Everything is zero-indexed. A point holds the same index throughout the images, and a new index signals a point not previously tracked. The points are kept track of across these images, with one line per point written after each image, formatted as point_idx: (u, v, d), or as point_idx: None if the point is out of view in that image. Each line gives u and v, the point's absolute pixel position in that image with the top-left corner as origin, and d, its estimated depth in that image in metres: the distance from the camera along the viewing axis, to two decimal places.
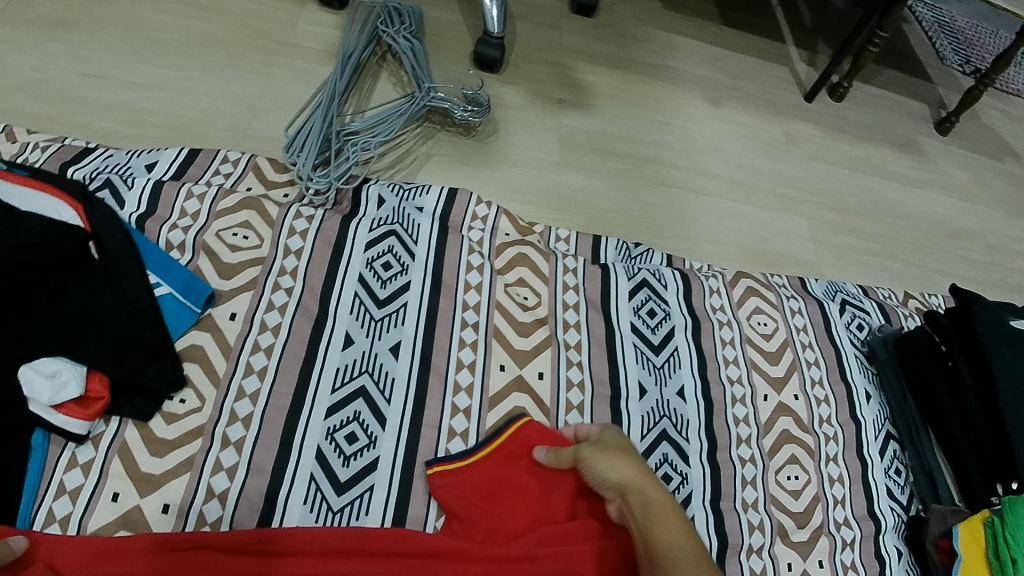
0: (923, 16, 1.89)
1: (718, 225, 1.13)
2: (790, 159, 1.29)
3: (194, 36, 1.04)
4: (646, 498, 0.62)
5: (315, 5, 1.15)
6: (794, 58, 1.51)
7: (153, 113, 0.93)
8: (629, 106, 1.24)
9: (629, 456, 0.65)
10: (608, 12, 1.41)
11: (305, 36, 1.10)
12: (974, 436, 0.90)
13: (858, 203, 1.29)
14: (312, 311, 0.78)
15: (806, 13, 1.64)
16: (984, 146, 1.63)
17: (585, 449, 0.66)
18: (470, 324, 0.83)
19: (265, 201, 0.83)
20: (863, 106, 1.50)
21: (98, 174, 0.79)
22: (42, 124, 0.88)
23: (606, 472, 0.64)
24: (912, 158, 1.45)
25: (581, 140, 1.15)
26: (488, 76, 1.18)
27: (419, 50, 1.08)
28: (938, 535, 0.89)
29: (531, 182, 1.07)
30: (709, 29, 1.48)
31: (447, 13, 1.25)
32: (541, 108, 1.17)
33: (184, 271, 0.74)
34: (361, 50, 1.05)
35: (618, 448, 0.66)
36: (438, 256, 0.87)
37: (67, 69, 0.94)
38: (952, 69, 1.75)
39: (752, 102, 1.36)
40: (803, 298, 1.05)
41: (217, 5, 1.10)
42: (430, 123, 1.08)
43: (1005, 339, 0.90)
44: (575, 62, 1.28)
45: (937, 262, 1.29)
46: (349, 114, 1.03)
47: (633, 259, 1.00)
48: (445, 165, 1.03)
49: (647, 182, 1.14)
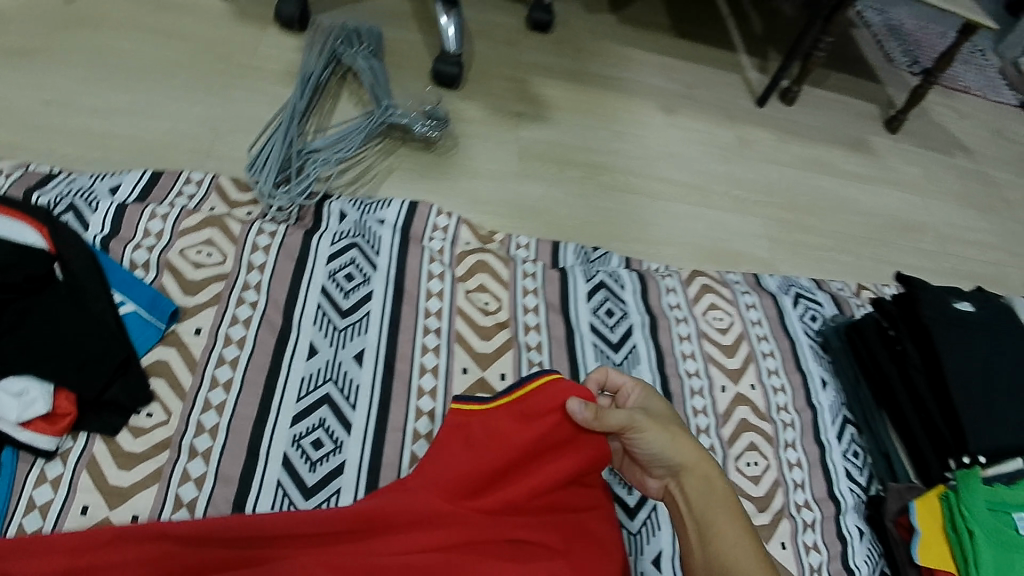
0: (871, 20, 1.96)
1: (676, 227, 1.17)
2: (744, 162, 1.34)
3: (156, 62, 1.07)
4: (703, 482, 0.64)
5: (276, 28, 1.19)
6: (746, 65, 1.56)
7: (117, 138, 0.95)
8: (586, 116, 1.29)
9: (685, 435, 0.65)
10: (564, 28, 1.46)
11: (267, 59, 1.13)
12: (926, 416, 0.94)
13: (811, 202, 1.34)
14: (278, 323, 0.80)
15: (756, 22, 1.70)
16: (935, 142, 1.69)
17: (643, 421, 0.63)
18: (433, 329, 0.86)
19: (228, 219, 0.86)
20: (814, 109, 1.56)
21: (63, 199, 0.81)
22: (6, 151, 0.90)
23: (669, 451, 0.64)
24: (862, 156, 1.51)
25: (540, 151, 1.19)
26: (448, 92, 1.22)
27: (377, 71, 1.12)
28: (896, 512, 0.92)
29: (492, 193, 1.10)
30: (662, 41, 1.53)
31: (407, 33, 1.29)
32: (500, 121, 1.21)
33: (148, 288, 0.76)
34: (321, 72, 1.09)
35: (673, 425, 0.65)
36: (400, 264, 0.90)
37: (31, 97, 0.96)
38: (901, 70, 1.82)
39: (705, 109, 1.41)
40: (757, 293, 1.09)
41: (179, 31, 1.13)
42: (391, 139, 1.11)
43: (948, 322, 0.95)
44: (533, 77, 1.32)
45: (890, 254, 1.34)
46: (311, 133, 1.06)
47: (591, 263, 1.03)
48: (407, 179, 1.06)
49: (605, 189, 1.18)
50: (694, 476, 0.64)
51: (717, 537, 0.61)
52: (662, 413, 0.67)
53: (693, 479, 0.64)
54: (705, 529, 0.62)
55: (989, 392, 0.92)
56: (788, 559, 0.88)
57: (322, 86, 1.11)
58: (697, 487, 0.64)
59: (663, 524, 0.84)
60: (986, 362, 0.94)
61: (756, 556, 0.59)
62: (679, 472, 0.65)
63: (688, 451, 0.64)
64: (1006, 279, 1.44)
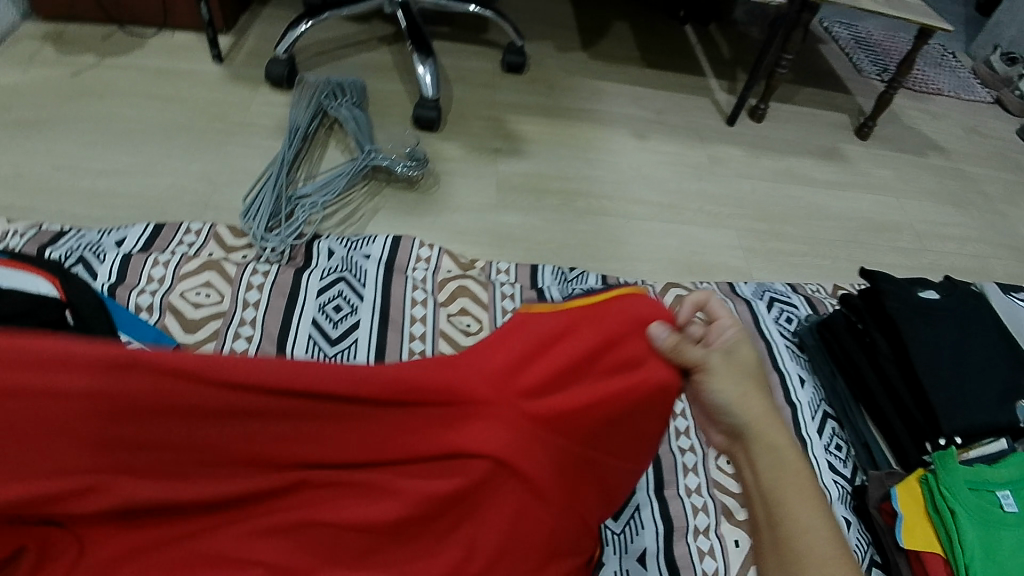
0: (839, 35, 2.04)
1: (650, 244, 1.24)
2: (715, 180, 1.41)
3: (157, 126, 1.17)
4: (775, 453, 0.61)
5: (267, 87, 1.30)
6: (714, 88, 1.65)
7: (121, 195, 1.04)
8: (560, 146, 1.37)
9: (759, 392, 0.62)
10: (537, 67, 1.56)
11: (258, 115, 1.23)
12: (899, 402, 0.98)
13: (783, 212, 1.40)
14: (274, 352, 0.87)
15: (723, 48, 1.79)
16: (908, 145, 1.75)
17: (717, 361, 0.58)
18: (417, 352, 0.92)
19: (224, 262, 0.94)
20: (783, 124, 1.63)
21: (73, 252, 0.89)
22: (21, 213, 0.99)
23: (737, 405, 0.60)
24: (833, 165, 1.57)
25: (517, 181, 1.27)
26: (428, 134, 1.30)
27: (360, 119, 1.21)
28: (879, 499, 0.96)
29: (472, 224, 1.17)
30: (632, 73, 1.63)
31: (389, 83, 1.39)
32: (478, 156, 1.29)
33: (151, 328, 0.83)
34: (308, 123, 1.18)
35: (749, 376, 0.61)
36: (385, 293, 0.97)
37: (43, 163, 1.06)
38: (870, 80, 1.89)
39: (675, 133, 1.49)
40: (731, 300, 1.16)
41: (177, 96, 1.23)
42: (376, 181, 1.19)
43: (912, 310, 1.00)
44: (509, 114, 1.41)
45: (866, 253, 1.38)
46: (301, 179, 1.14)
47: (569, 282, 1.09)
48: (392, 216, 1.14)
49: (580, 213, 1.25)
50: (764, 445, 0.61)
51: (789, 524, 0.58)
52: (742, 363, 0.61)
53: (764, 439, 0.61)
54: (774, 508, 0.59)
55: (958, 377, 0.95)
56: None
57: (310, 137, 1.20)
58: (769, 458, 0.61)
59: (646, 524, 0.88)
60: (953, 348, 0.98)
61: (825, 545, 0.57)
62: (745, 434, 0.62)
63: (761, 410, 0.61)
64: (988, 270, 1.47)
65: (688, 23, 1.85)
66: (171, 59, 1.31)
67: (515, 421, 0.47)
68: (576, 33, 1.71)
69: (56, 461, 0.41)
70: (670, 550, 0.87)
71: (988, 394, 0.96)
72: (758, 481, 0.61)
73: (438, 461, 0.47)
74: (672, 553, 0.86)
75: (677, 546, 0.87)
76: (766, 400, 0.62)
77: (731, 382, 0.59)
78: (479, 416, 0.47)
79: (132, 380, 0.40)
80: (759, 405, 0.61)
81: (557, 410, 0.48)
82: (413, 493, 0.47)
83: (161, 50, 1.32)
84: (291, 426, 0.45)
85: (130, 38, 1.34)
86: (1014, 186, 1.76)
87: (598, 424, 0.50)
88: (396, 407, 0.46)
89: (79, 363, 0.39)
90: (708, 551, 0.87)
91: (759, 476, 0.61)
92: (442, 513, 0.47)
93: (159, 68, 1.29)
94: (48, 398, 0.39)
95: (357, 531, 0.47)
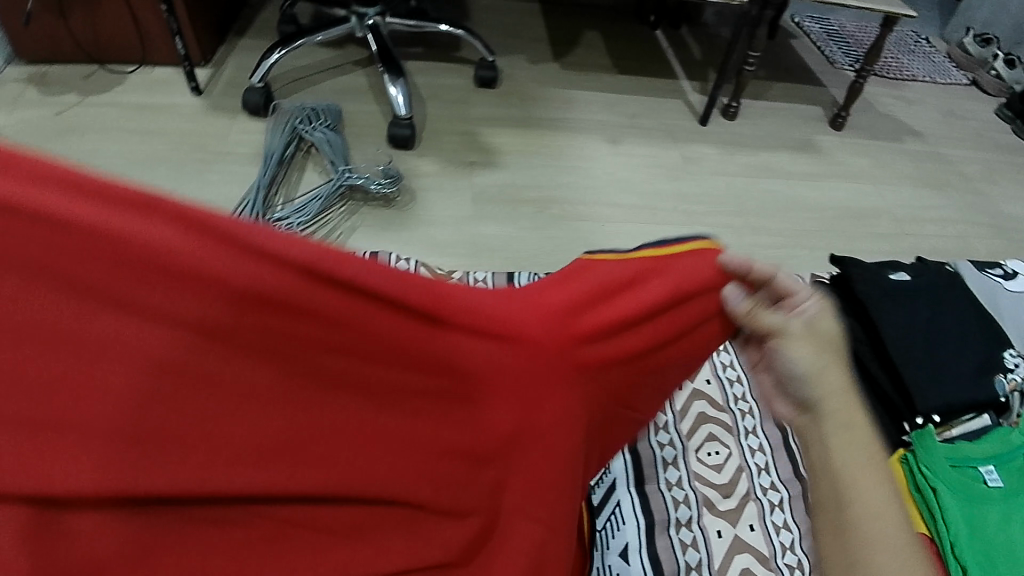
0: (810, 29, 2.07)
1: (626, 245, 1.26)
2: (689, 179, 1.43)
3: (138, 159, 1.20)
4: (849, 440, 0.50)
5: (245, 116, 1.33)
6: (686, 89, 1.68)
7: None
8: (535, 156, 1.39)
9: (839, 365, 0.53)
10: (510, 80, 1.59)
11: (237, 143, 1.26)
12: (876, 385, 1.00)
13: (758, 206, 1.42)
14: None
15: (694, 50, 1.82)
16: (884, 132, 1.77)
17: (791, 322, 0.52)
18: None
19: None
20: (757, 120, 1.66)
21: None
22: None
23: (798, 363, 0.52)
24: (809, 156, 1.59)
25: (493, 192, 1.29)
26: (404, 152, 1.33)
27: (335, 141, 1.24)
28: None
29: (449, 237, 1.20)
30: (604, 79, 1.66)
31: (364, 105, 1.43)
32: (454, 170, 1.32)
33: None
34: (283, 148, 1.21)
35: (825, 342, 0.53)
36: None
37: None
38: (843, 71, 1.91)
39: (649, 135, 1.52)
40: None
41: (157, 129, 1.27)
42: (353, 200, 1.22)
43: (883, 293, 1.02)
44: (483, 128, 1.44)
45: (844, 241, 1.40)
46: (279, 203, 1.17)
47: None
48: (369, 234, 1.17)
49: (556, 220, 1.27)
50: (837, 424, 0.50)
51: (854, 529, 0.47)
52: (823, 334, 0.53)
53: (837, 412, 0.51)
54: (840, 508, 0.48)
55: (934, 355, 0.97)
56: (757, 540, 0.91)
57: (286, 162, 1.23)
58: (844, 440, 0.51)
59: (627, 519, 0.89)
60: (928, 326, 1.00)
61: (893, 564, 0.45)
62: (810, 411, 0.52)
63: (839, 381, 0.52)
64: (970, 249, 1.48)
65: (658, 27, 1.88)
66: (150, 94, 1.35)
67: (564, 364, 0.47)
68: (547, 45, 1.74)
69: (150, 342, 0.38)
70: (652, 544, 0.88)
71: (966, 367, 0.97)
72: (828, 469, 0.49)
73: (470, 395, 0.47)
74: (654, 546, 0.87)
75: (659, 538, 0.88)
76: (849, 376, 0.53)
77: (810, 349, 0.52)
78: (536, 352, 0.47)
79: (284, 286, 0.37)
80: (836, 379, 0.52)
81: (603, 358, 0.49)
82: (460, 435, 0.48)
83: (141, 86, 1.36)
84: (416, 376, 0.44)
85: (110, 75, 1.38)
86: (992, 165, 1.77)
87: (638, 369, 0.53)
88: (452, 339, 0.44)
89: (209, 236, 0.35)
90: (690, 543, 0.89)
91: (827, 457, 0.50)
92: (478, 449, 0.48)
93: (138, 103, 1.32)
94: (133, 215, 0.34)
95: (395, 490, 0.46)
